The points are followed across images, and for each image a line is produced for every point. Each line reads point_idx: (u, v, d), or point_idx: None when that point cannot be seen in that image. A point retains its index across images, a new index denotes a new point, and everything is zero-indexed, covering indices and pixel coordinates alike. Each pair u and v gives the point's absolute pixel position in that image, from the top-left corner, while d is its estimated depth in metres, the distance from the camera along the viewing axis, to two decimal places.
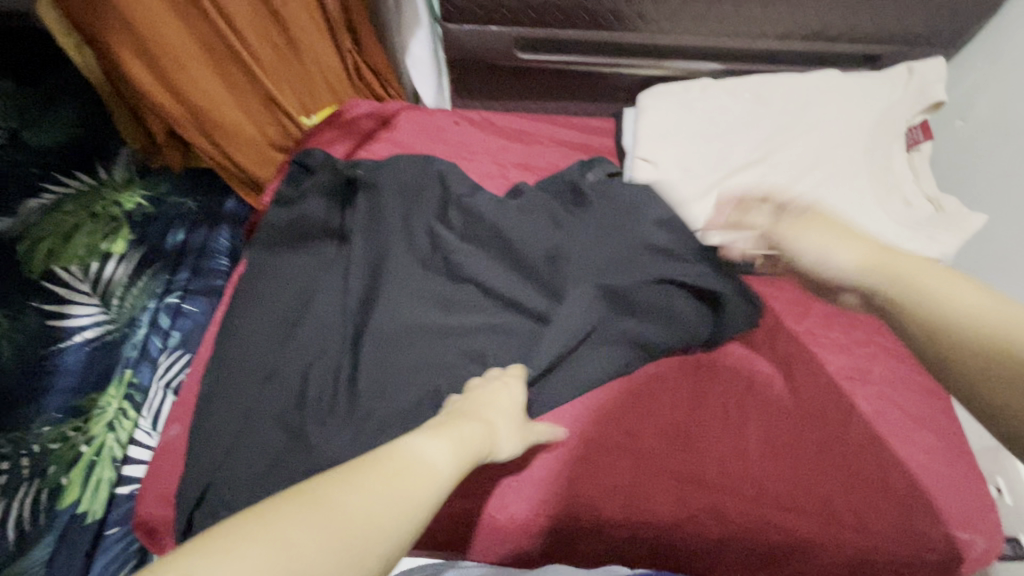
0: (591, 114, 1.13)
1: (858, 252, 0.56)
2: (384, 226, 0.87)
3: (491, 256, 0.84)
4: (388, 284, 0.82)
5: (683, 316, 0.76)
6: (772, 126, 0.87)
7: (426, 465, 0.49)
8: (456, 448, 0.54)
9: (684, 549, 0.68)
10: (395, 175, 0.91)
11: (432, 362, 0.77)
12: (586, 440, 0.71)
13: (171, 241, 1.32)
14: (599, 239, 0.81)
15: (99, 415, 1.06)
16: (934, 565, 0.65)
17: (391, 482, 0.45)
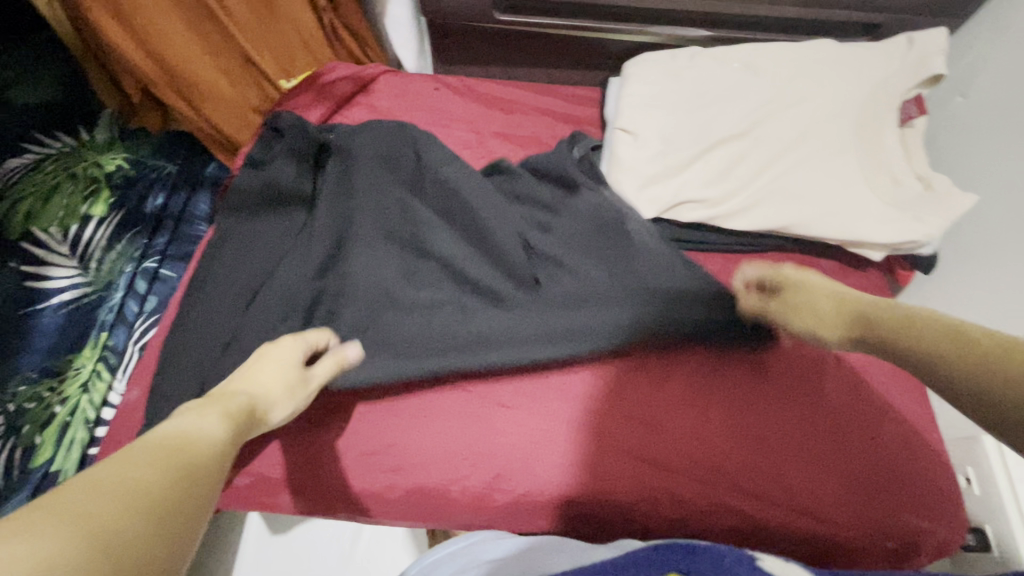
0: (577, 83, 1.10)
1: (837, 318, 0.60)
2: (350, 192, 0.79)
3: (468, 235, 0.78)
4: (351, 254, 0.74)
5: (664, 317, 0.70)
6: (763, 96, 0.83)
7: (192, 433, 0.43)
8: (222, 416, 0.49)
9: (638, 526, 0.68)
10: (370, 139, 0.82)
11: (400, 347, 0.70)
12: (550, 426, 0.69)
13: (151, 205, 1.27)
14: (613, 228, 0.75)
15: (74, 375, 1.05)
16: (890, 554, 0.65)
17: (154, 457, 0.38)
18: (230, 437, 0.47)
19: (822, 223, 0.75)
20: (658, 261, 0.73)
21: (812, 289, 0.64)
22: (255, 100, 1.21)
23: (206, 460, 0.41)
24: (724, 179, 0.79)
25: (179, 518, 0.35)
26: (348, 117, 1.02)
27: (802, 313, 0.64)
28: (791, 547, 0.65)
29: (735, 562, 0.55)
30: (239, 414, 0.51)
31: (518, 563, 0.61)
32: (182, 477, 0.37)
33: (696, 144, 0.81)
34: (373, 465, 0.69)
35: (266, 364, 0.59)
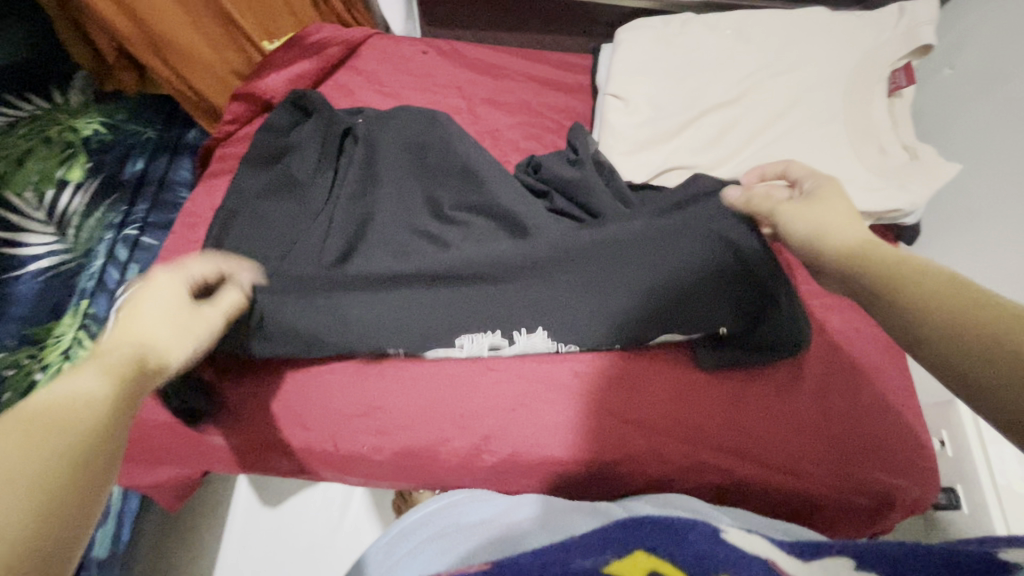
0: (567, 50, 1.08)
1: (845, 233, 0.53)
2: (378, 183, 0.83)
3: (482, 221, 0.79)
4: (373, 237, 0.79)
5: (681, 302, 0.67)
6: (754, 63, 0.82)
7: (66, 396, 0.34)
8: (105, 368, 0.39)
9: (622, 485, 0.69)
10: (394, 132, 0.87)
11: (396, 300, 0.68)
12: (540, 397, 0.69)
13: (130, 170, 1.24)
14: (640, 233, 0.69)
15: (55, 344, 1.02)
16: (865, 510, 0.67)
17: (26, 434, 0.31)
18: (119, 385, 0.38)
19: None
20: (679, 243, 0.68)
21: (831, 207, 0.56)
22: (235, 63, 1.18)
23: (86, 418, 0.34)
24: (713, 147, 0.79)
25: (72, 502, 0.30)
26: (335, 80, 0.99)
27: (806, 221, 0.56)
28: (758, 506, 0.68)
29: (698, 535, 0.53)
30: (132, 367, 0.41)
31: (497, 532, 0.60)
32: (72, 461, 0.31)
33: (686, 111, 0.80)
34: (361, 428, 0.69)
35: (149, 305, 0.48)
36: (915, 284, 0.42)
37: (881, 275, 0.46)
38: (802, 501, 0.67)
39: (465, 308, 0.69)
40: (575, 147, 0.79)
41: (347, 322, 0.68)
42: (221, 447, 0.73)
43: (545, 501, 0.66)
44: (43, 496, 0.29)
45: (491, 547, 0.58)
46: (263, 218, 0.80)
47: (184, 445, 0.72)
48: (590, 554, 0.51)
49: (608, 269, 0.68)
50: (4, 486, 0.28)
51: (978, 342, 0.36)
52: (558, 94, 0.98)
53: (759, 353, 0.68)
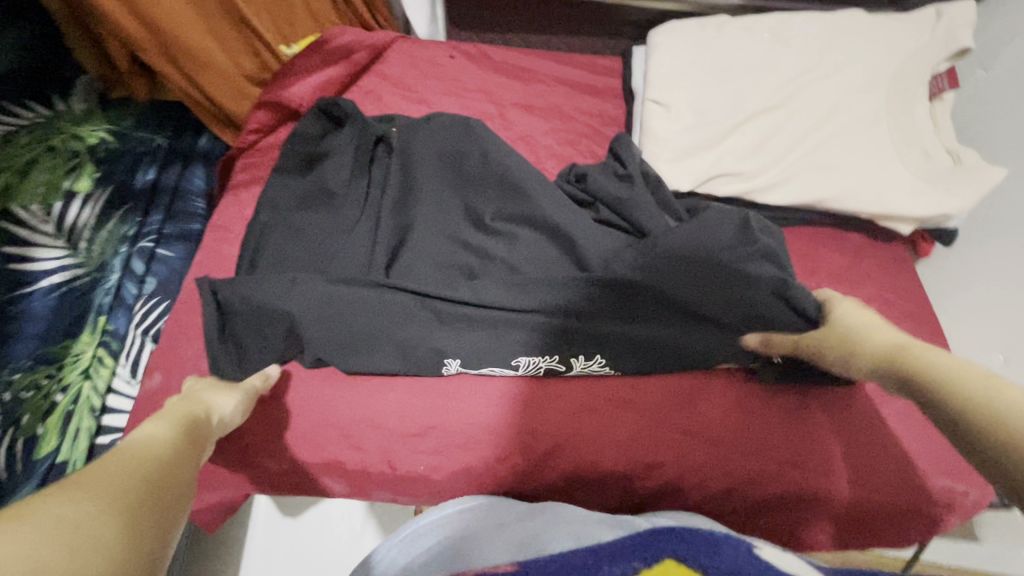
0: (595, 52, 1.07)
1: (873, 349, 0.58)
2: (417, 194, 0.80)
3: (532, 234, 0.77)
4: (411, 249, 0.76)
5: (708, 330, 0.69)
6: (795, 67, 0.82)
7: (143, 444, 0.49)
8: (172, 420, 0.55)
9: (687, 497, 0.69)
10: (428, 141, 0.85)
11: (427, 328, 0.69)
12: (600, 418, 0.69)
13: (142, 179, 1.20)
14: (696, 257, 0.69)
15: (74, 362, 0.98)
16: (927, 515, 0.67)
17: (130, 460, 0.45)
18: (179, 435, 0.53)
19: (856, 197, 0.75)
20: (713, 275, 0.69)
21: (851, 322, 0.63)
22: (250, 67, 1.15)
23: (168, 455, 0.49)
24: (758, 153, 0.78)
25: (167, 504, 0.44)
26: (361, 86, 0.97)
27: (835, 342, 0.62)
28: (812, 516, 0.68)
29: (730, 546, 0.53)
30: (190, 421, 0.56)
31: (523, 533, 0.58)
32: (166, 482, 0.46)
33: (731, 117, 0.80)
34: (417, 447, 0.69)
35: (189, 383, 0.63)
36: (936, 394, 0.49)
37: (929, 387, 0.50)
38: (855, 514, 0.67)
39: (528, 334, 0.69)
40: (622, 159, 0.79)
41: (409, 343, 0.69)
42: (269, 469, 0.71)
43: (561, 510, 0.64)
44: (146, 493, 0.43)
45: (517, 546, 0.55)
46: (302, 231, 0.78)
47: (234, 468, 0.71)
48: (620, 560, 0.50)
49: (640, 298, 0.69)
50: (119, 485, 0.42)
51: (1006, 460, 0.40)
52: (590, 97, 0.97)
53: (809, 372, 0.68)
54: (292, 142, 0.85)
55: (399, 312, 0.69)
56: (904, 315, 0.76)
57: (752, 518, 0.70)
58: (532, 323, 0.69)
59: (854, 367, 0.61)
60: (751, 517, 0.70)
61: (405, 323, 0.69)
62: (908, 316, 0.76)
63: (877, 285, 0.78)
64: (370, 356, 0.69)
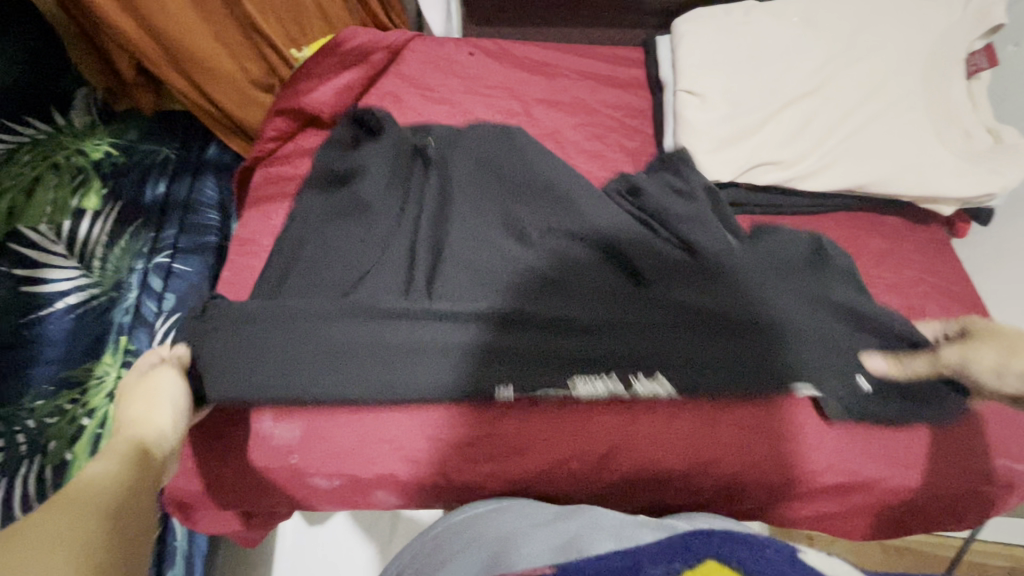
0: (613, 43, 1.07)
1: None
2: (451, 203, 0.74)
3: (579, 251, 0.70)
4: (448, 262, 0.68)
5: (776, 347, 0.64)
6: (828, 51, 0.81)
7: (88, 483, 0.41)
8: (113, 452, 0.45)
9: (749, 491, 0.69)
10: (467, 148, 0.79)
11: (468, 351, 0.63)
12: (660, 437, 0.67)
13: (151, 193, 1.16)
14: (762, 283, 0.67)
15: (98, 385, 0.94)
16: (985, 495, 0.67)
17: (42, 523, 0.35)
18: (131, 469, 0.44)
19: (899, 180, 0.75)
20: (775, 298, 0.66)
21: (984, 332, 0.63)
22: (257, 73, 1.13)
23: (104, 510, 0.38)
24: (797, 139, 0.77)
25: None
26: (382, 88, 0.96)
27: (983, 353, 0.61)
28: (877, 504, 0.68)
29: (777, 552, 0.44)
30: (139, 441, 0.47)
31: (557, 538, 0.52)
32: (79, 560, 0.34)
33: (766, 104, 0.79)
34: (471, 456, 0.67)
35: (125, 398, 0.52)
36: None
37: None
38: (914, 498, 0.67)
39: (572, 356, 0.63)
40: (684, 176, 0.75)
41: (445, 373, 0.61)
42: (318, 488, 0.69)
43: (597, 513, 0.56)
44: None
45: (551, 551, 0.50)
46: (332, 245, 0.70)
47: (282, 487, 0.69)
48: (659, 562, 0.43)
49: (702, 316, 0.64)
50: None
51: None
52: (614, 89, 0.96)
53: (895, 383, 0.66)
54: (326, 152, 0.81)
55: (436, 339, 0.63)
56: (950, 297, 0.76)
57: (817, 509, 0.70)
58: (584, 344, 0.63)
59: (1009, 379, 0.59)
60: (804, 506, 0.70)
61: (443, 350, 0.62)
62: (955, 298, 0.75)
63: (920, 267, 0.78)
64: (402, 383, 0.62)
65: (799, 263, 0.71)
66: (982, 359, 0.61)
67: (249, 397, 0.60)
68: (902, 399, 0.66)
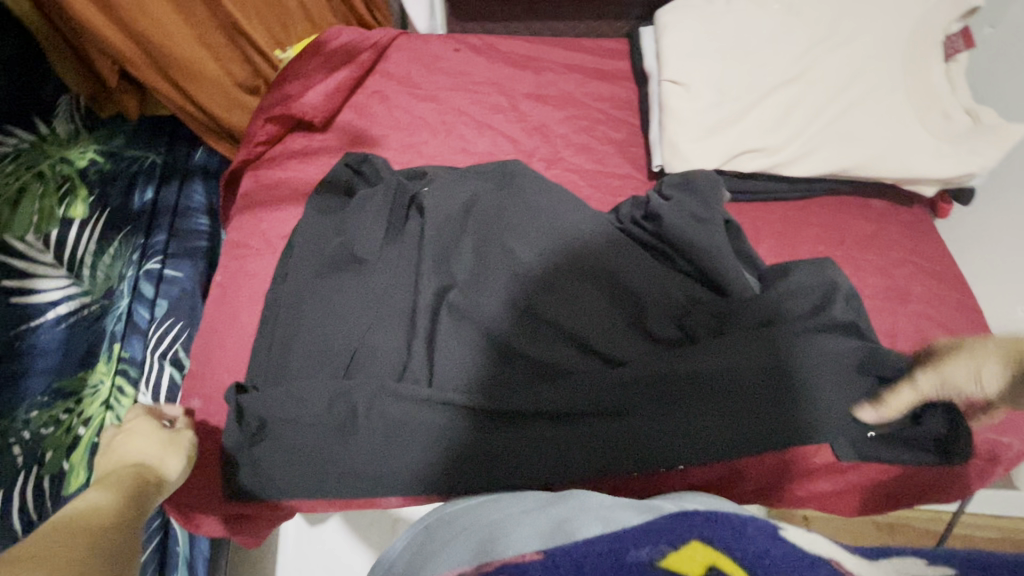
0: (598, 35, 1.07)
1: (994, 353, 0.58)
2: (456, 258, 0.77)
3: (568, 324, 0.71)
4: (450, 325, 0.72)
5: (768, 406, 0.65)
6: (809, 39, 0.82)
7: (88, 509, 0.45)
8: (111, 484, 0.51)
9: (746, 475, 0.69)
10: (467, 198, 0.81)
11: (468, 421, 0.67)
12: (663, 491, 0.70)
13: (140, 200, 1.15)
14: (761, 332, 0.68)
15: (93, 394, 0.93)
16: (973, 468, 0.68)
17: (39, 542, 0.38)
18: (123, 502, 0.48)
19: (880, 164, 0.76)
20: (773, 346, 0.66)
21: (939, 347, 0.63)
22: (242, 75, 1.13)
23: (95, 536, 0.41)
24: (781, 126, 0.78)
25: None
26: (369, 87, 0.96)
27: (949, 361, 0.61)
28: (867, 480, 0.70)
29: (757, 531, 0.45)
30: (132, 479, 0.52)
31: (545, 522, 0.53)
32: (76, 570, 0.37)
33: (750, 92, 0.80)
34: None
35: (135, 430, 0.61)
36: None
37: None
38: (903, 473, 0.69)
39: (557, 439, 0.66)
40: (704, 203, 0.74)
41: (444, 439, 0.66)
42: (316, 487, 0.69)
43: (584, 497, 0.57)
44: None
45: (540, 536, 0.50)
46: (338, 315, 0.73)
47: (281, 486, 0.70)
48: (644, 543, 0.43)
49: (694, 379, 0.66)
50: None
51: None
52: (601, 81, 0.97)
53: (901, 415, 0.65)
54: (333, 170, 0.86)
55: (431, 428, 0.66)
56: (935, 276, 0.77)
57: (808, 493, 0.72)
58: (576, 411, 0.66)
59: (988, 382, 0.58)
60: (799, 484, 0.71)
61: (435, 430, 0.66)
62: (939, 277, 0.77)
63: (904, 248, 0.79)
64: (407, 452, 0.66)
65: (807, 307, 0.70)
66: (954, 368, 0.60)
67: (260, 463, 0.67)
68: (899, 443, 0.67)
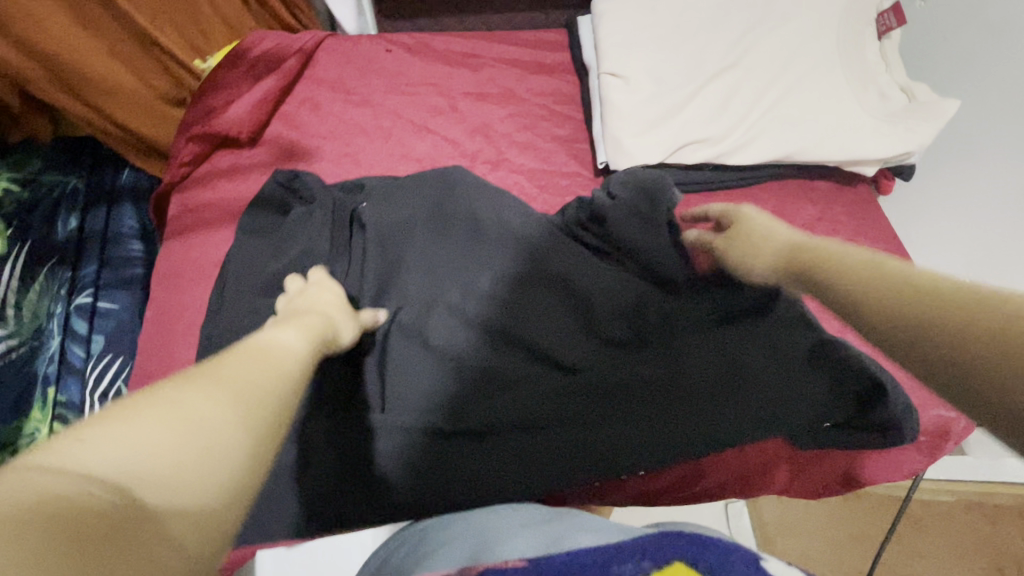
0: (536, 26, 1.05)
1: (775, 251, 0.54)
2: (400, 274, 0.74)
3: (521, 335, 0.69)
4: (399, 345, 0.69)
5: (725, 404, 0.64)
6: (746, 22, 0.80)
7: (277, 350, 0.43)
8: (303, 334, 0.50)
9: (710, 474, 0.69)
10: (409, 211, 0.77)
11: (426, 444, 0.64)
12: (628, 493, 0.70)
13: (64, 229, 1.07)
14: (710, 333, 0.68)
15: (29, 444, 0.88)
16: (924, 444, 0.70)
17: (227, 373, 0.36)
18: (307, 354, 0.46)
19: (821, 146, 0.76)
20: (724, 343, 0.67)
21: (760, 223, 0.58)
22: (163, 87, 1.06)
23: (286, 385, 0.39)
24: (722, 114, 0.77)
25: (229, 466, 0.30)
26: (298, 95, 0.91)
27: (741, 245, 0.58)
28: (825, 466, 0.71)
29: (741, 559, 0.43)
30: (316, 331, 0.52)
31: (542, 534, 0.50)
32: (249, 434, 0.32)
33: (689, 82, 0.79)
34: None
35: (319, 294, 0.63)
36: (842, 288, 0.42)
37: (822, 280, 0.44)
38: (858, 458, 0.70)
39: (519, 455, 0.64)
40: (651, 197, 0.71)
41: (402, 466, 0.63)
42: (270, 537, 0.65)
43: (583, 518, 0.54)
44: (209, 435, 0.30)
45: (535, 544, 0.48)
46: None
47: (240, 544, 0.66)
48: (628, 559, 0.42)
49: (650, 380, 0.66)
50: (195, 415, 0.31)
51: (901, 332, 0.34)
52: (541, 75, 0.94)
53: (842, 404, 0.65)
54: (268, 187, 0.80)
55: (389, 456, 0.64)
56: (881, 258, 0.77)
57: (766, 482, 0.71)
58: (536, 423, 0.65)
59: (758, 268, 0.56)
60: (765, 479, 0.71)
61: (393, 459, 0.64)
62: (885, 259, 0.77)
63: (850, 230, 0.79)
64: (366, 482, 0.63)
65: (755, 301, 0.68)
66: (738, 249, 0.58)
67: None
68: (854, 430, 0.67)
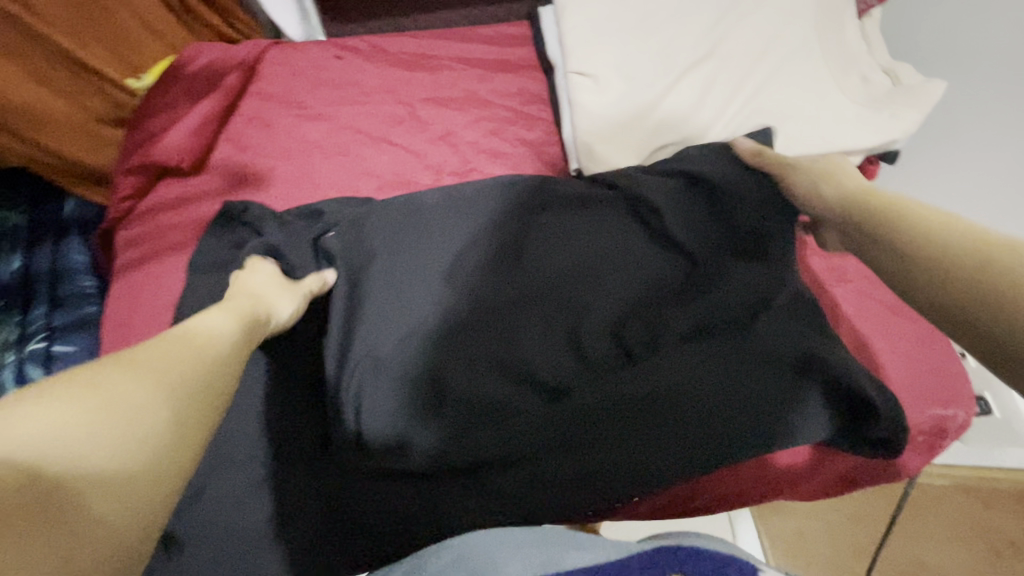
0: (497, 21, 0.99)
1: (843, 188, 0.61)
2: (368, 301, 0.67)
3: (506, 356, 0.64)
4: (373, 378, 0.63)
5: (726, 417, 0.61)
6: (717, 8, 0.76)
7: (207, 332, 0.49)
8: (234, 314, 0.54)
9: (709, 492, 0.67)
10: (378, 234, 0.71)
11: (412, 479, 0.62)
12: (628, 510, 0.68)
13: (9, 273, 1.01)
14: (704, 347, 0.65)
15: None
16: (924, 444, 0.68)
17: (163, 354, 0.43)
18: (240, 334, 0.51)
19: (808, 139, 0.71)
20: (724, 355, 0.64)
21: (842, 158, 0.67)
22: (99, 109, 0.98)
23: (211, 359, 0.45)
24: (697, 110, 0.73)
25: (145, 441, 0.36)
26: (245, 113, 0.84)
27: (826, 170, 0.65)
28: (825, 475, 0.69)
29: None
30: (246, 313, 0.55)
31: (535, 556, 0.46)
32: (173, 414, 0.38)
33: (662, 76, 0.74)
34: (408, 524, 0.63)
35: (256, 276, 0.64)
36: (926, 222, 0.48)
37: (888, 226, 0.51)
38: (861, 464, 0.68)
39: (515, 485, 0.61)
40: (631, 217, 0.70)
41: (394, 505, 0.62)
42: None
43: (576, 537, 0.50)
44: (129, 416, 0.36)
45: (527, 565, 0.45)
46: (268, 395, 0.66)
47: None
48: None
49: (647, 396, 0.62)
50: (116, 399, 0.37)
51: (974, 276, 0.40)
52: (506, 74, 0.88)
53: (837, 416, 0.62)
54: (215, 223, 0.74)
55: (382, 502, 0.62)
56: None
57: (766, 493, 0.70)
58: (529, 451, 0.61)
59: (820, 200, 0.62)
60: (764, 490, 0.69)
61: (383, 505, 0.62)
62: None
63: None
64: (354, 525, 0.62)
65: (746, 308, 0.65)
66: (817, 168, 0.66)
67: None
68: (854, 438, 0.64)
